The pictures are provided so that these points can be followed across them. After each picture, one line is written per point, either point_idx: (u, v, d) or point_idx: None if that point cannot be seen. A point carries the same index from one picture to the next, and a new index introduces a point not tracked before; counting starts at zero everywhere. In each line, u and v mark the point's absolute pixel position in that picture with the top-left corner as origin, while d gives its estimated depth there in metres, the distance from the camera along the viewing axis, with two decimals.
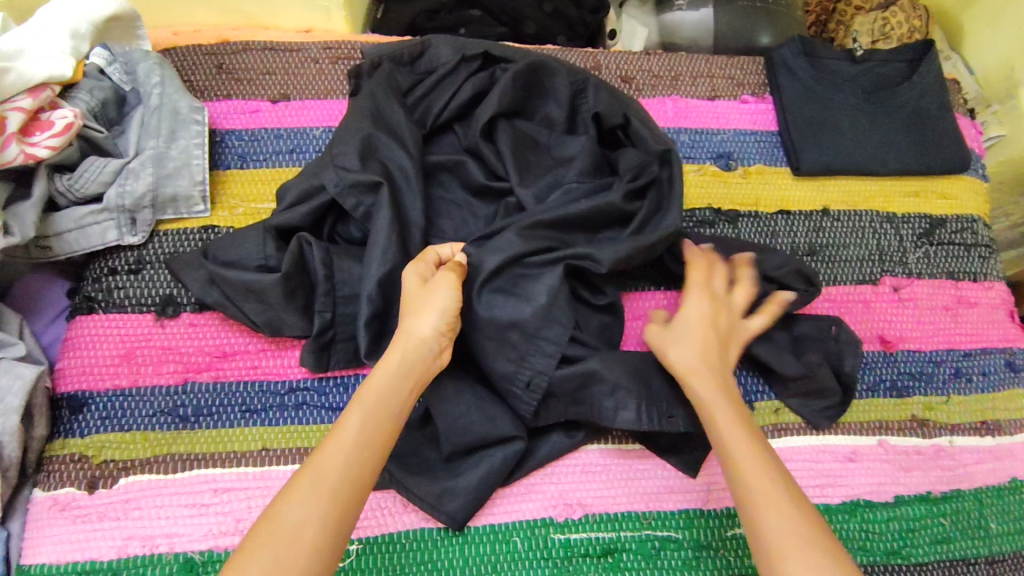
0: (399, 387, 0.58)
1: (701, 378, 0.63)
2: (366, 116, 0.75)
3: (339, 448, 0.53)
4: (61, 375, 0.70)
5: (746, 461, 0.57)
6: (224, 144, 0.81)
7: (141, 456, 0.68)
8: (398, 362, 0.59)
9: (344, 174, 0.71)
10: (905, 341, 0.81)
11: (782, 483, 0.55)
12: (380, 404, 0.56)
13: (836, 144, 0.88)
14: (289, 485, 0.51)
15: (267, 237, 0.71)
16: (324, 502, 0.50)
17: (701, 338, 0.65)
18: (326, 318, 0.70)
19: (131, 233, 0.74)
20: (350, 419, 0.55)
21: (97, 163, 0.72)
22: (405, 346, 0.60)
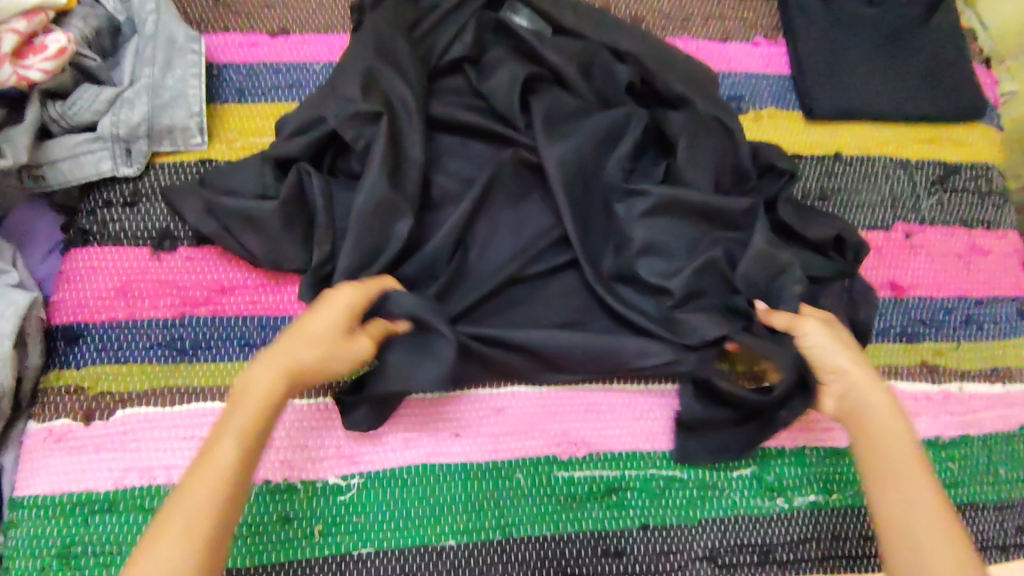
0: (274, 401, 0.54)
1: (851, 395, 0.61)
2: (368, 46, 0.72)
3: (207, 483, 0.49)
4: (56, 306, 0.68)
5: (905, 462, 0.56)
6: (221, 77, 0.79)
7: (137, 389, 0.66)
8: (270, 377, 0.54)
9: (345, 105, 0.69)
10: (916, 288, 0.79)
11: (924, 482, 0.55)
12: (251, 427, 0.52)
13: (849, 88, 0.86)
14: (155, 526, 0.47)
15: (265, 168, 0.69)
16: (192, 544, 0.46)
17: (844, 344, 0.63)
18: (322, 253, 0.67)
19: (126, 163, 0.72)
20: (221, 448, 0.50)
21: (92, 91, 0.70)
22: (279, 356, 0.55)
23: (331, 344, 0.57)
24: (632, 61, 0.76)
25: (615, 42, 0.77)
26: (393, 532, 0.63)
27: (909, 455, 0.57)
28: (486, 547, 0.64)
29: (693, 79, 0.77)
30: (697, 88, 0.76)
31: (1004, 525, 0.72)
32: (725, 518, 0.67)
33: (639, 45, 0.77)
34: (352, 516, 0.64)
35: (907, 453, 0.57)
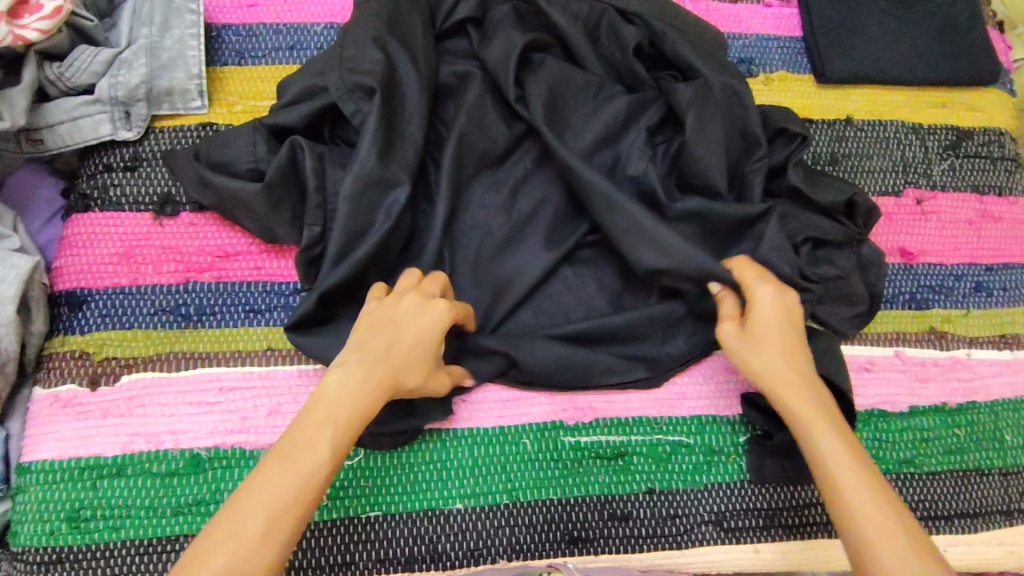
0: (361, 403, 0.53)
1: (799, 394, 0.58)
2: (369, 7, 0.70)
3: (300, 482, 0.49)
4: (58, 272, 0.68)
5: (846, 477, 0.53)
6: (220, 40, 0.77)
7: (143, 355, 0.66)
8: (362, 383, 0.53)
9: (347, 65, 0.67)
10: (927, 255, 0.78)
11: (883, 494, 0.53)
12: (340, 429, 0.51)
13: (864, 51, 0.84)
14: (233, 518, 0.47)
15: (262, 132, 0.67)
16: (274, 541, 0.47)
17: (779, 343, 0.60)
18: (317, 231, 0.66)
19: (125, 127, 0.70)
20: (315, 448, 0.50)
21: (89, 52, 0.69)
22: (361, 357, 0.54)
23: (418, 353, 0.55)
24: (639, 23, 0.74)
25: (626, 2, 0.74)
26: (401, 496, 0.64)
27: (846, 462, 0.54)
28: (494, 511, 0.64)
29: (700, 44, 0.75)
30: (707, 51, 0.74)
31: (1009, 490, 0.72)
32: (731, 483, 0.67)
33: (648, 8, 0.75)
34: (360, 480, 0.64)
35: (841, 459, 0.54)
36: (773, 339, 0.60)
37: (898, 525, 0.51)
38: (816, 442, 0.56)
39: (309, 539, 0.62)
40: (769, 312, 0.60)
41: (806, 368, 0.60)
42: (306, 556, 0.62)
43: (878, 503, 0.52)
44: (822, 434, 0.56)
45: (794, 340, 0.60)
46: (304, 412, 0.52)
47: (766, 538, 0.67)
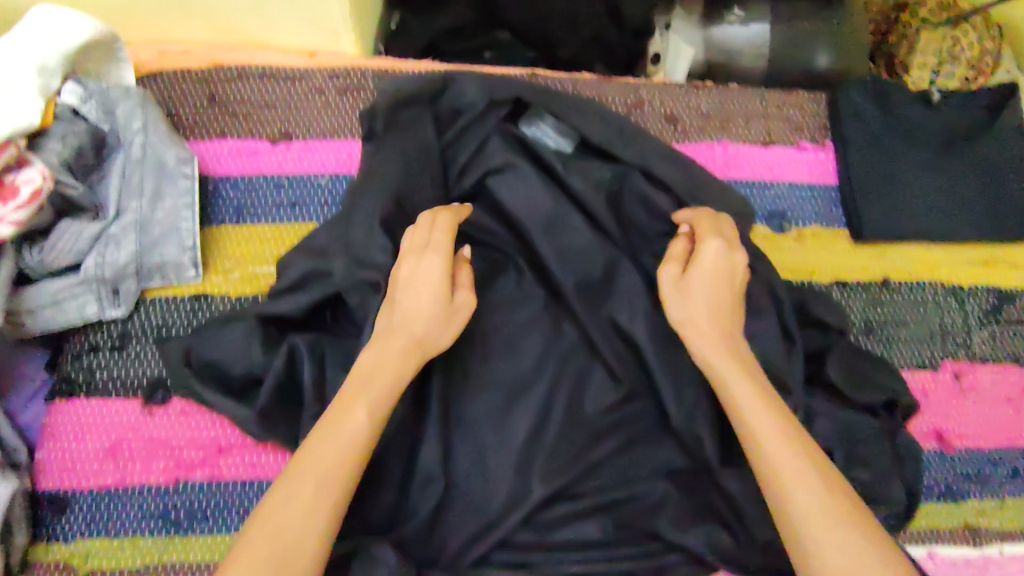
0: (394, 380, 0.53)
1: (724, 360, 0.57)
2: (381, 187, 0.66)
3: (334, 440, 0.50)
4: (41, 470, 0.63)
5: (767, 435, 0.52)
6: (216, 195, 0.71)
7: (130, 566, 0.61)
8: (401, 355, 0.54)
9: (355, 255, 0.63)
10: (962, 437, 0.75)
11: (819, 462, 0.51)
12: (383, 399, 0.52)
13: (905, 209, 0.78)
14: (287, 473, 0.49)
15: (257, 333, 0.63)
16: (330, 485, 0.48)
17: (717, 304, 0.60)
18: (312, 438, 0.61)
19: (113, 306, 0.65)
20: (351, 415, 0.51)
21: (73, 229, 0.64)
22: (392, 340, 0.55)
23: (437, 310, 0.56)
24: (666, 192, 0.71)
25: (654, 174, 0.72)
26: None
27: (773, 432, 0.52)
28: None
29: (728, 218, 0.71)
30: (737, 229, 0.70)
31: None
32: None
33: (675, 177, 0.72)
34: None
35: (767, 427, 0.53)
36: (703, 295, 0.60)
37: (853, 522, 0.48)
38: (735, 396, 0.55)
39: None
40: (698, 281, 0.60)
41: (755, 372, 0.57)
42: None
43: (804, 467, 0.50)
44: (755, 412, 0.54)
45: (727, 310, 0.60)
46: (352, 377, 0.53)
47: None
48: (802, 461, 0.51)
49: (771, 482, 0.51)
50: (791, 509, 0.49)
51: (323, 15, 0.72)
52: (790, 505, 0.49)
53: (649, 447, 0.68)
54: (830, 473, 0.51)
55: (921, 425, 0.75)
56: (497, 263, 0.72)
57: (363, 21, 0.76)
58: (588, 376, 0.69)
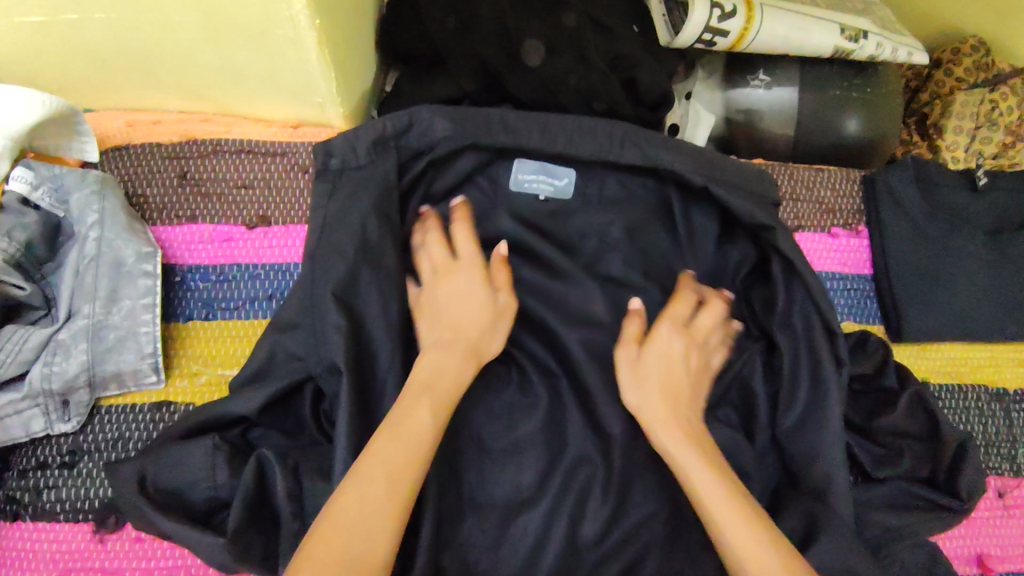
0: (430, 418, 0.49)
1: (670, 425, 0.53)
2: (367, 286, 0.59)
3: (403, 450, 0.47)
4: None
5: (728, 523, 0.47)
6: (184, 286, 0.65)
7: None
8: (449, 365, 0.52)
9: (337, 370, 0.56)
10: (1007, 563, 0.68)
11: (774, 546, 0.46)
12: (421, 447, 0.47)
13: (948, 306, 0.71)
14: (314, 538, 0.41)
15: (223, 452, 0.55)
16: (385, 513, 0.44)
17: (673, 381, 0.56)
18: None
19: (62, 419, 0.58)
20: (416, 417, 0.48)
21: (17, 336, 0.56)
22: (435, 353, 0.53)
23: (481, 300, 0.56)
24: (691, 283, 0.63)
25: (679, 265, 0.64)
26: None
27: (731, 515, 0.48)
28: None
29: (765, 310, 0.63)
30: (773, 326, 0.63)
31: None
32: None
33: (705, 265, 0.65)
34: None
35: (722, 509, 0.48)
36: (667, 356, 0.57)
37: None
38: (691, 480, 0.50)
39: None
40: (658, 348, 0.57)
41: (684, 414, 0.55)
42: None
43: (757, 535, 0.46)
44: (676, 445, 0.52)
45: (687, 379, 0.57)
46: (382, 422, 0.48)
47: None
48: (760, 541, 0.46)
49: (708, 524, 0.49)
50: (738, 551, 0.46)
51: (306, 89, 0.64)
52: (731, 543, 0.47)
53: None
54: (794, 563, 0.45)
55: (965, 548, 0.67)
56: None
57: (354, 91, 0.69)
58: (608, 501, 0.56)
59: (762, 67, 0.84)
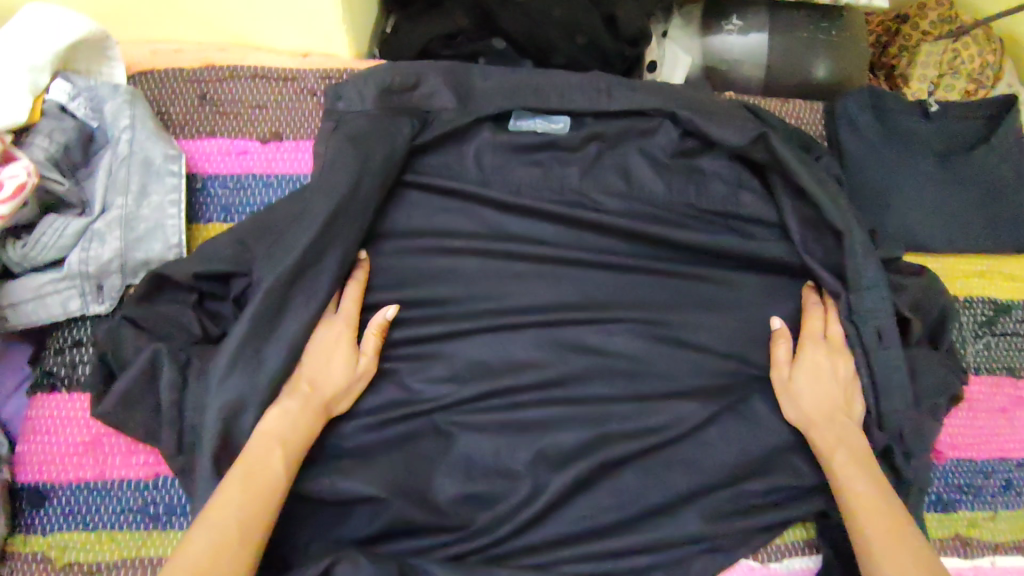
0: (281, 457, 0.56)
1: (823, 428, 0.66)
2: (363, 193, 0.67)
3: (254, 488, 0.53)
4: (19, 463, 0.63)
5: (876, 525, 0.59)
6: (205, 192, 0.72)
7: (107, 559, 0.62)
8: (307, 416, 0.60)
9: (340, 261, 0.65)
10: (958, 449, 0.74)
11: (901, 530, 0.58)
12: (273, 486, 0.55)
13: (901, 218, 0.78)
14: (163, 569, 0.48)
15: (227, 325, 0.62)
16: (233, 538, 0.50)
17: (825, 396, 0.68)
18: None
19: (96, 301, 0.65)
20: (269, 460, 0.56)
21: (57, 224, 0.63)
22: (294, 403, 0.60)
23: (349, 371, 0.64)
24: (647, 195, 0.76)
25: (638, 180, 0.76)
26: None
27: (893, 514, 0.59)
28: None
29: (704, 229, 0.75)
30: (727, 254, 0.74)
31: None
32: None
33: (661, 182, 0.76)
34: None
35: (885, 512, 0.59)
36: (821, 379, 0.69)
37: None
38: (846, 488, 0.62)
39: None
40: (809, 358, 0.70)
41: (854, 440, 0.65)
42: None
43: (890, 529, 0.58)
44: (846, 469, 0.63)
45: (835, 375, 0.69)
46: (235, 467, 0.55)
47: None
48: (901, 529, 0.58)
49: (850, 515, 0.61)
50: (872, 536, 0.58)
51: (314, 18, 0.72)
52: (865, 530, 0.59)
53: (632, 451, 0.68)
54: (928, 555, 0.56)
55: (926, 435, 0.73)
56: (490, 267, 0.72)
57: (357, 24, 0.76)
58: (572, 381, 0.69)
59: (734, 14, 0.91)
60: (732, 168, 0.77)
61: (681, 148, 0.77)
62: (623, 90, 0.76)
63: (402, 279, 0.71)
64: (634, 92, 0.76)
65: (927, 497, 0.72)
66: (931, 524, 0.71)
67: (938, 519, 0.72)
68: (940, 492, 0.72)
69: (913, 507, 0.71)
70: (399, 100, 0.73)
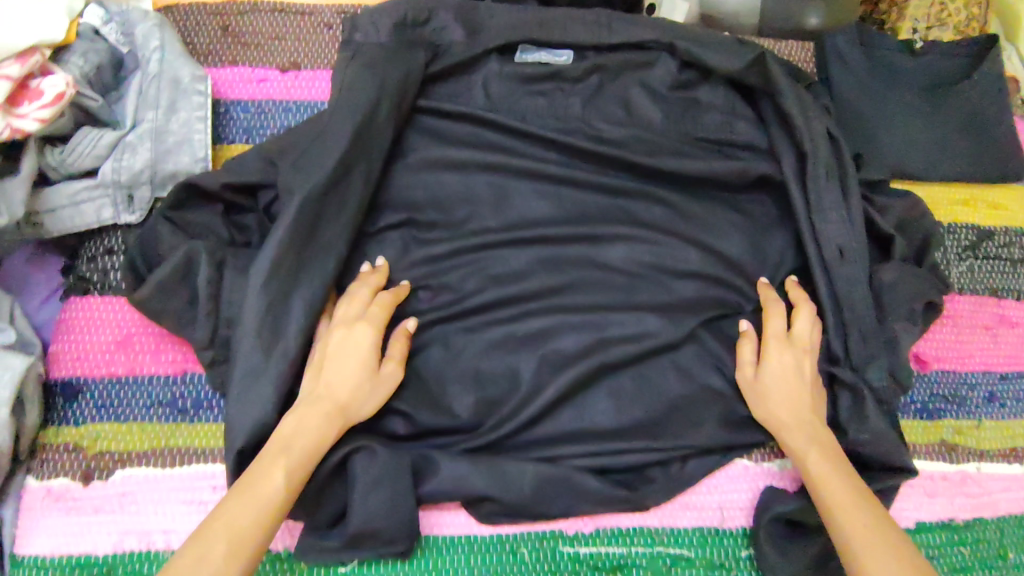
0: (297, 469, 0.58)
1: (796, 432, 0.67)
2: (380, 112, 0.71)
3: (267, 496, 0.56)
4: (53, 360, 0.67)
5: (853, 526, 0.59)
6: (228, 116, 0.76)
7: (137, 449, 0.66)
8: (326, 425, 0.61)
9: (364, 172, 0.70)
10: (942, 362, 0.77)
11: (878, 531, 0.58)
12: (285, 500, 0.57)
13: (887, 144, 0.81)
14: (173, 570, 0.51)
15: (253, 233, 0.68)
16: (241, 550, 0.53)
17: (792, 397, 0.68)
18: (310, 326, 0.64)
19: (128, 210, 0.69)
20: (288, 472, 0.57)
21: (92, 135, 0.67)
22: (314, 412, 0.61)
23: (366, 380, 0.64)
24: (647, 122, 0.79)
25: (639, 108, 0.80)
26: None
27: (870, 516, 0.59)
28: None
29: (704, 153, 0.78)
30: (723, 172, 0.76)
31: None
32: None
33: (660, 110, 0.80)
34: None
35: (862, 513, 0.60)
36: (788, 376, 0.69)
37: None
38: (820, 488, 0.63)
39: None
40: (775, 358, 0.69)
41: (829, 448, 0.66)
42: None
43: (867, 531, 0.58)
44: (826, 475, 0.63)
45: (803, 374, 0.69)
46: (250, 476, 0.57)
47: None
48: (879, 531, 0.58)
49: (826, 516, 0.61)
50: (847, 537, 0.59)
51: None
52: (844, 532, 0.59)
53: (633, 356, 0.71)
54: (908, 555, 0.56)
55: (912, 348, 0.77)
56: (497, 187, 0.75)
57: None
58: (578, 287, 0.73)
59: None
60: (726, 98, 0.81)
61: (679, 81, 0.80)
62: (624, 24, 0.80)
63: (413, 199, 0.74)
64: (634, 26, 0.80)
65: (910, 406, 0.76)
66: (914, 431, 0.75)
67: (923, 427, 0.75)
68: (924, 401, 0.76)
69: (898, 415, 0.75)
70: (410, 30, 0.77)
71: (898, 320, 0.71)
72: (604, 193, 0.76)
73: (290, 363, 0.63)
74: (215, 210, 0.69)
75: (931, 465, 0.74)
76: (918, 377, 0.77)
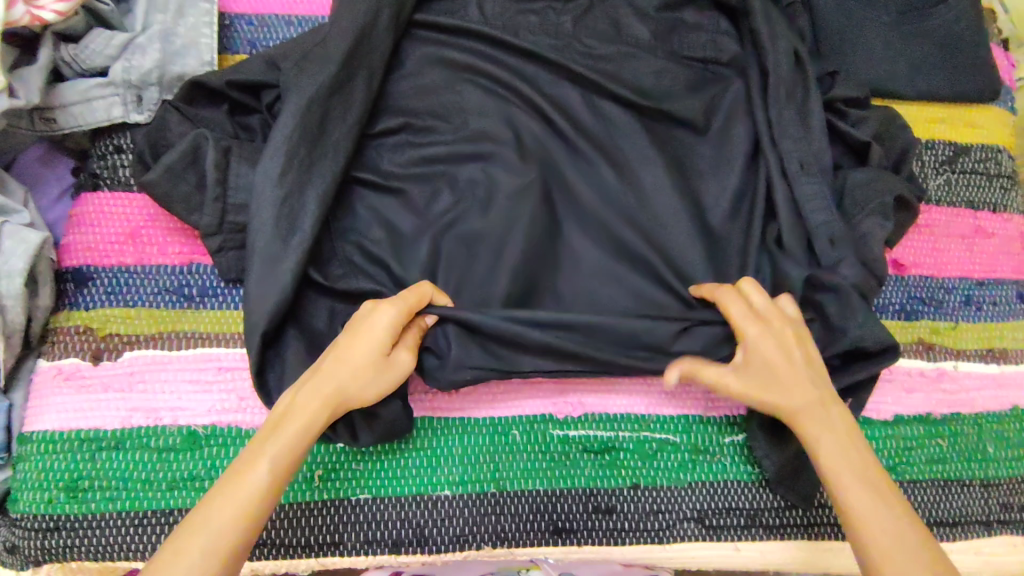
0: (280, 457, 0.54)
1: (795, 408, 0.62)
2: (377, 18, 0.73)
3: (245, 491, 0.52)
4: (64, 250, 0.70)
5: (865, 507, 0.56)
6: (233, 28, 0.79)
7: (144, 333, 0.68)
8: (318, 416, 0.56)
9: (362, 73, 0.72)
10: (920, 267, 0.80)
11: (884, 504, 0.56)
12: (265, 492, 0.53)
13: (863, 62, 0.85)
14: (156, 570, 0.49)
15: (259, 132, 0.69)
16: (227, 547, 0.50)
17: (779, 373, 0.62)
18: (310, 213, 0.67)
19: (136, 111, 0.72)
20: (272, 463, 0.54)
21: (104, 36, 0.70)
22: (312, 401, 0.56)
23: (373, 368, 0.58)
24: (634, 38, 0.82)
25: (629, 25, 0.82)
26: (390, 480, 0.66)
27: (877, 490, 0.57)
28: (480, 499, 0.67)
29: (690, 69, 0.81)
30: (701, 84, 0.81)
31: (989, 501, 0.75)
32: (717, 482, 0.69)
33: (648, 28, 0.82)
34: (353, 461, 0.66)
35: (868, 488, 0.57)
36: (770, 353, 0.62)
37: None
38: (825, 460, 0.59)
39: (299, 518, 0.65)
40: (753, 340, 0.63)
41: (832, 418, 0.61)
42: (290, 533, 0.65)
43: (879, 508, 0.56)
44: (834, 456, 0.59)
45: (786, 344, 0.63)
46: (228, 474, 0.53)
47: (746, 537, 0.69)
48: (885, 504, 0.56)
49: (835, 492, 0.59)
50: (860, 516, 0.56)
51: None
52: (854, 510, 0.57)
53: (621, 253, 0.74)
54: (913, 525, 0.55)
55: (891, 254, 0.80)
56: (489, 95, 0.78)
57: None
58: (568, 189, 0.76)
59: None
60: (712, 17, 0.83)
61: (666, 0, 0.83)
62: None
63: (409, 107, 0.77)
64: None
65: (890, 307, 0.79)
66: (893, 331, 0.78)
67: (902, 327, 0.78)
68: (903, 303, 0.79)
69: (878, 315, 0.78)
70: None
71: (876, 217, 0.74)
72: (592, 104, 0.79)
73: (293, 247, 0.66)
74: (221, 109, 0.72)
75: (909, 362, 0.77)
76: (897, 280, 0.79)
